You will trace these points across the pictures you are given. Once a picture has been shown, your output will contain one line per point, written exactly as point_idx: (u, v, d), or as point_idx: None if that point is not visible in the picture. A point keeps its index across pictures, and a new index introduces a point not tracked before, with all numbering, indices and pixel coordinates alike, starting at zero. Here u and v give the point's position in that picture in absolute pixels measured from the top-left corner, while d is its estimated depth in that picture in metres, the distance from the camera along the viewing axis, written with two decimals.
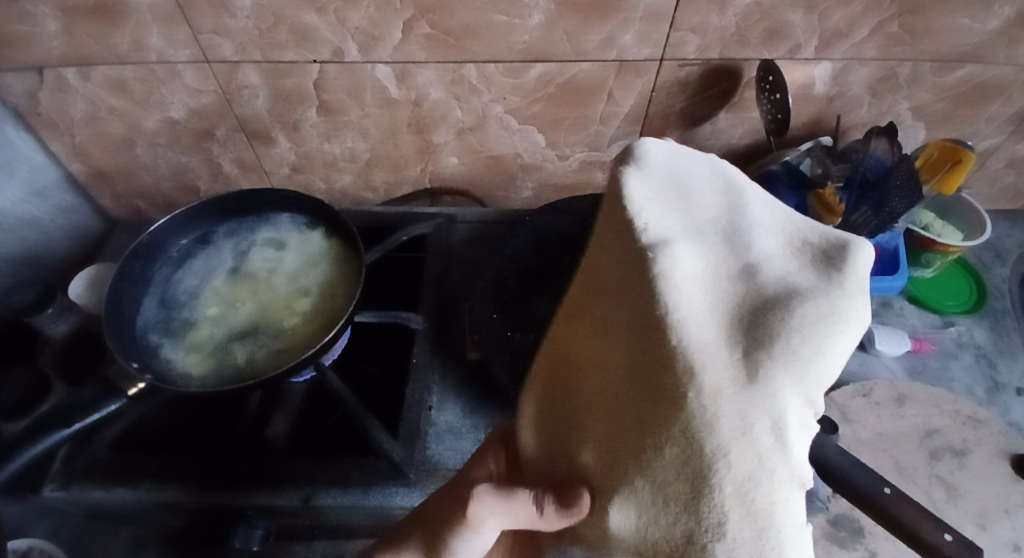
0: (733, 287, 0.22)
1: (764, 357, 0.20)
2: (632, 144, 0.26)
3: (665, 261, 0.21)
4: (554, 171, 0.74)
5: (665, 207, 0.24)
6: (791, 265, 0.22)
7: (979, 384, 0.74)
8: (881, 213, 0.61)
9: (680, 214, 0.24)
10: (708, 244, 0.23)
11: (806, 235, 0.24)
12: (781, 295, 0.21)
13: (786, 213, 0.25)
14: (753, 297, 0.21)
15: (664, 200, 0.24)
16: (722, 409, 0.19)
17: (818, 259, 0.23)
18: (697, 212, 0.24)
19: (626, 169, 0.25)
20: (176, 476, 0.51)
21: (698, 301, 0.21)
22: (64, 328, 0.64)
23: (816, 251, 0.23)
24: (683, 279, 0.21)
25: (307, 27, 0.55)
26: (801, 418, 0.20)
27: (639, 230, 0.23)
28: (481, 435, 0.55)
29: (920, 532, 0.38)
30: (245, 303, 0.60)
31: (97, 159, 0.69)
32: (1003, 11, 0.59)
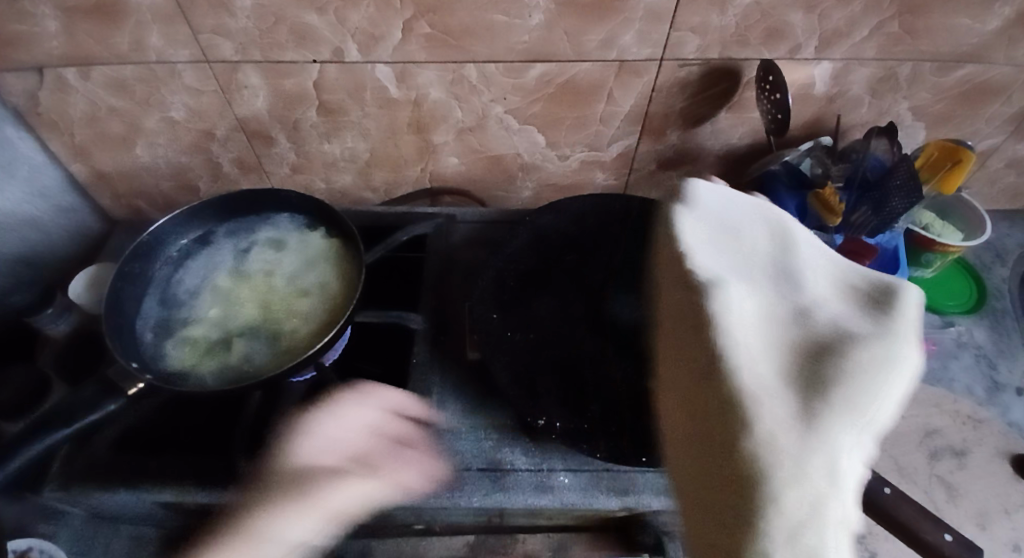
0: (789, 323, 0.33)
1: (822, 396, 0.29)
2: (686, 190, 0.42)
3: (728, 301, 0.33)
4: (554, 171, 0.74)
5: (716, 247, 0.38)
6: (848, 312, 0.33)
7: (979, 384, 0.74)
8: (881, 213, 0.62)
9: (728, 256, 0.38)
10: (756, 292, 0.36)
11: (860, 289, 0.35)
12: (834, 332, 0.31)
13: (840, 276, 0.36)
14: (811, 331, 0.32)
15: (713, 240, 0.39)
16: (787, 425, 0.28)
17: (870, 307, 0.33)
18: (747, 265, 0.38)
19: (680, 210, 0.40)
20: (176, 475, 0.51)
21: (754, 332, 0.32)
22: (64, 328, 0.64)
23: (869, 302, 0.34)
24: (742, 315, 0.33)
25: (308, 27, 0.55)
26: (855, 442, 0.28)
27: (697, 268, 0.36)
28: (481, 434, 0.55)
29: (920, 532, 0.39)
30: (245, 303, 0.60)
31: (97, 159, 0.69)
32: (1003, 11, 0.59)
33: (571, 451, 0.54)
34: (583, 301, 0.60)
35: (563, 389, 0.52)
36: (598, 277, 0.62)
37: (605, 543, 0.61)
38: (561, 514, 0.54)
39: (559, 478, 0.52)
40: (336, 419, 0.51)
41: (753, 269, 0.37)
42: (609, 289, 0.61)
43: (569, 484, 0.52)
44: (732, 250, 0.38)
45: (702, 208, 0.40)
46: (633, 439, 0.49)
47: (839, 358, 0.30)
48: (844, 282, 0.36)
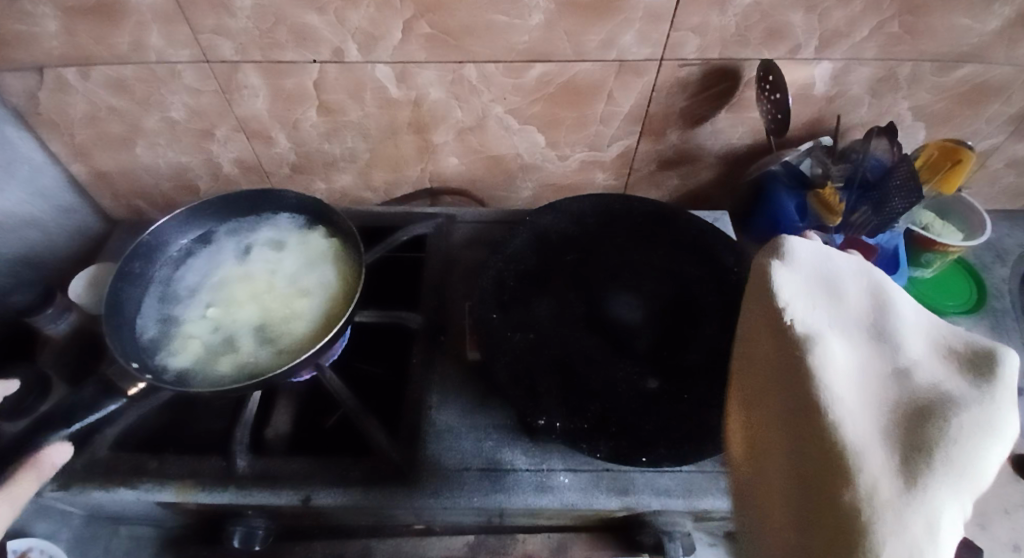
0: (885, 386, 0.27)
1: (922, 465, 0.24)
2: (781, 242, 0.34)
3: (818, 357, 0.28)
4: (554, 171, 0.74)
5: (812, 301, 0.31)
6: (941, 371, 0.27)
7: None
8: (882, 213, 0.61)
9: (824, 309, 0.31)
10: (847, 341, 0.30)
11: (951, 343, 0.29)
12: (933, 397, 0.26)
13: (936, 324, 0.30)
14: (907, 397, 0.26)
15: (810, 293, 0.32)
16: (882, 498, 0.23)
17: (967, 365, 0.27)
18: (840, 308, 0.31)
19: (775, 263, 0.33)
20: (176, 475, 0.51)
21: (848, 391, 0.27)
22: (64, 328, 0.64)
23: (965, 358, 0.28)
24: (838, 373, 0.28)
25: (308, 27, 0.55)
26: (954, 522, 0.23)
27: (791, 322, 0.30)
28: (482, 434, 0.55)
29: None
30: (246, 304, 0.60)
31: (97, 159, 0.69)
32: (1003, 11, 0.59)
33: (571, 451, 0.54)
34: (583, 301, 0.60)
35: (563, 388, 0.52)
36: (598, 277, 0.62)
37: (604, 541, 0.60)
38: (559, 514, 0.54)
39: (558, 478, 0.52)
40: None
41: (847, 316, 0.31)
42: (609, 289, 0.61)
43: (569, 484, 0.52)
44: (830, 298, 0.31)
45: (795, 246, 0.33)
46: (631, 438, 0.49)
47: (945, 424, 0.24)
48: (942, 331, 0.30)
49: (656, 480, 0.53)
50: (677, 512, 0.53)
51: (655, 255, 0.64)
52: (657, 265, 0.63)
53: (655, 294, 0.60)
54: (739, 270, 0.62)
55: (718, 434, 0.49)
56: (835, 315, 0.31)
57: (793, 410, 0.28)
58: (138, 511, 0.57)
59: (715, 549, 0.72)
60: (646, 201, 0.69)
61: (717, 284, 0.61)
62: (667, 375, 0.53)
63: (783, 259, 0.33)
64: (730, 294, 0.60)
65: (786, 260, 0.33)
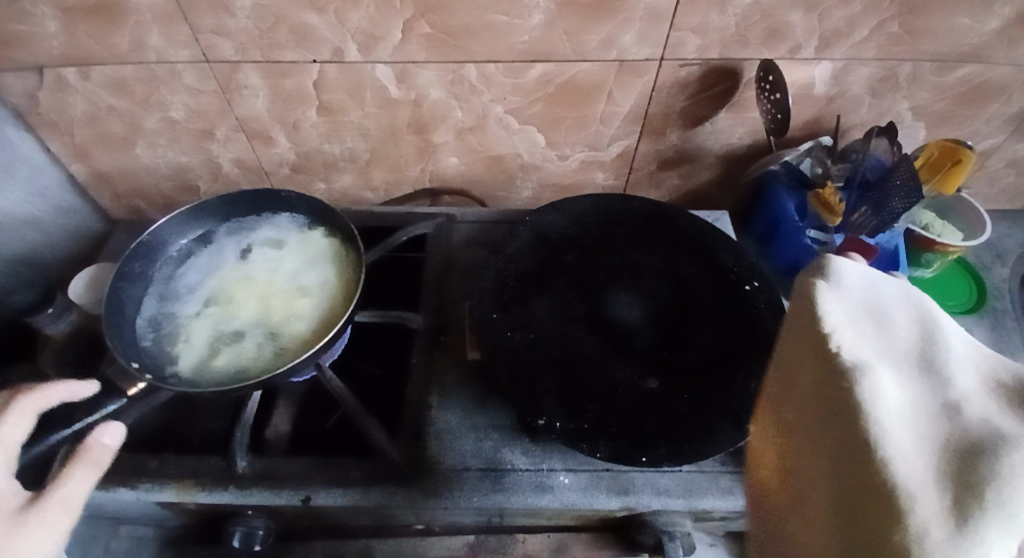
0: (937, 426, 0.21)
1: (976, 504, 0.18)
2: (825, 261, 0.29)
3: (866, 389, 0.23)
4: (554, 171, 0.74)
5: (858, 328, 0.26)
6: (991, 407, 0.22)
7: None
8: (882, 213, 0.61)
9: (875, 338, 0.25)
10: (895, 370, 0.24)
11: (998, 375, 0.24)
12: (988, 432, 0.20)
13: (987, 352, 0.25)
14: (961, 433, 0.21)
15: (858, 321, 0.26)
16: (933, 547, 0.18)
17: (1014, 402, 0.22)
18: (899, 338, 0.25)
19: (821, 284, 0.27)
20: (176, 474, 0.51)
21: (904, 432, 0.21)
22: (64, 328, 0.64)
23: (1011, 394, 0.23)
24: (886, 409, 0.22)
25: (308, 27, 0.55)
26: None
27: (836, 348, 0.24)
28: (482, 434, 0.55)
29: None
30: (245, 304, 0.60)
31: (97, 159, 0.69)
32: (1003, 11, 0.59)
33: (572, 451, 0.54)
34: (583, 302, 0.60)
35: (563, 388, 0.53)
36: (598, 277, 0.62)
37: (604, 541, 0.60)
38: (559, 514, 0.54)
39: (558, 478, 0.52)
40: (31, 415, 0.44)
41: (895, 344, 0.25)
42: (609, 289, 0.61)
43: (569, 484, 0.52)
44: (875, 322, 0.26)
45: (840, 265, 0.28)
46: (631, 438, 0.49)
47: (1002, 462, 0.19)
48: (989, 361, 0.24)
49: (656, 480, 0.53)
50: (678, 512, 0.53)
51: (655, 255, 0.64)
52: (657, 265, 0.63)
53: (656, 294, 0.60)
54: (739, 270, 0.62)
55: (718, 432, 0.49)
56: (882, 343, 0.25)
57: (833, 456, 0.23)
58: (139, 511, 0.58)
59: (715, 549, 0.72)
60: (646, 201, 0.69)
61: (717, 285, 0.61)
62: (667, 375, 0.53)
63: (828, 280, 0.27)
64: (730, 294, 0.60)
65: (831, 280, 0.27)
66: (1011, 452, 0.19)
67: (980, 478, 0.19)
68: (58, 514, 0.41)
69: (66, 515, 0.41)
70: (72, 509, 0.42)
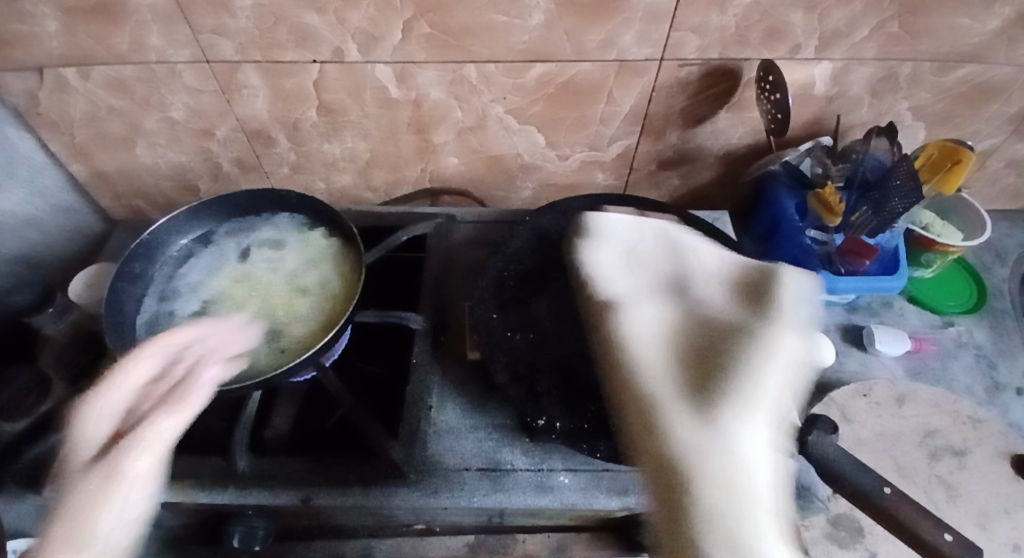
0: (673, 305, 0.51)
1: (722, 410, 0.42)
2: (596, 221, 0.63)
3: (630, 320, 0.50)
4: (554, 171, 0.74)
5: (635, 270, 0.56)
6: (716, 298, 0.52)
7: (979, 384, 0.75)
8: (881, 213, 0.62)
9: (647, 275, 0.56)
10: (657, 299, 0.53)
11: (733, 276, 0.54)
12: (713, 323, 0.48)
13: (730, 263, 0.56)
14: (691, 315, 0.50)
15: (635, 264, 0.57)
16: (689, 429, 0.41)
17: (754, 293, 0.51)
18: (659, 279, 0.55)
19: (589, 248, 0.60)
20: (175, 474, 0.51)
21: (652, 324, 0.49)
22: (63, 327, 0.64)
23: (753, 290, 0.51)
24: (638, 315, 0.50)
25: (308, 27, 0.55)
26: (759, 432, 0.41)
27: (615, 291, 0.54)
28: (482, 433, 0.55)
29: (921, 533, 0.45)
30: (245, 303, 0.60)
31: (97, 159, 0.69)
32: (1002, 11, 0.59)
33: (572, 451, 0.54)
34: None
35: (563, 388, 0.53)
36: None
37: (603, 540, 0.60)
38: (559, 514, 0.54)
39: (558, 478, 0.52)
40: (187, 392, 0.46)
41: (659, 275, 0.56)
42: None
43: (569, 484, 0.52)
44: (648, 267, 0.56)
45: (602, 224, 0.62)
46: None
47: (744, 357, 0.44)
48: (725, 268, 0.56)
49: None
50: None
51: None
52: None
53: None
54: None
55: None
56: (649, 277, 0.56)
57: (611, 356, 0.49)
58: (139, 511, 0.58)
59: None
60: (647, 201, 0.69)
61: None
62: None
63: (597, 243, 0.60)
64: None
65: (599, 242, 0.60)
66: (738, 344, 0.45)
67: (723, 360, 0.45)
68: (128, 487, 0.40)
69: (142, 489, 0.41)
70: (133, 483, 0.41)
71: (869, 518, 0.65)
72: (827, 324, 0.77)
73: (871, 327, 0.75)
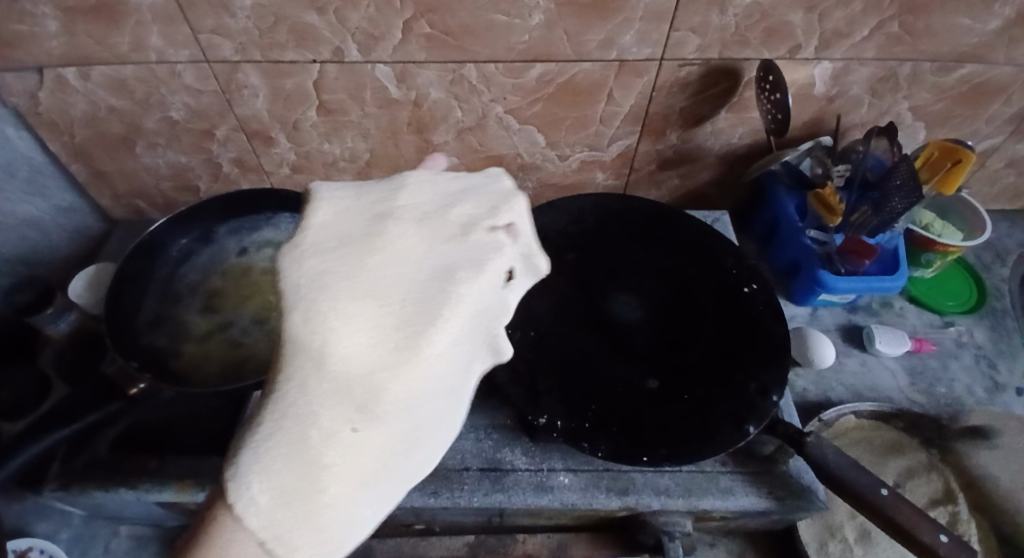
0: (443, 249, 0.38)
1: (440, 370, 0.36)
2: (317, 194, 0.40)
3: (456, 288, 0.36)
4: (554, 171, 0.75)
5: (359, 242, 0.37)
6: (446, 216, 0.40)
7: (980, 384, 0.74)
8: (881, 213, 0.61)
9: (367, 248, 0.37)
10: (415, 231, 0.39)
11: (412, 201, 0.41)
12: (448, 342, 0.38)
13: (350, 208, 0.39)
14: (441, 258, 0.38)
15: (352, 232, 0.38)
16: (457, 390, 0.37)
17: (432, 215, 0.40)
18: (376, 213, 0.39)
19: (319, 199, 0.39)
20: (175, 473, 0.53)
21: (415, 277, 0.37)
22: (64, 328, 0.64)
23: (424, 212, 0.40)
24: (453, 295, 0.36)
25: (307, 27, 0.54)
26: (377, 379, 0.34)
27: (426, 253, 0.38)
28: (481, 435, 0.56)
29: (919, 534, 0.45)
30: (249, 303, 0.63)
31: (96, 159, 0.68)
32: (1003, 11, 0.59)
33: (572, 451, 0.55)
34: (584, 301, 0.60)
35: (563, 388, 0.53)
36: (598, 277, 0.62)
37: (604, 542, 0.61)
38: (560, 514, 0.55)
39: (558, 478, 0.53)
40: (387, 249, 0.37)
41: (370, 244, 0.37)
42: (609, 289, 0.61)
43: (569, 484, 0.53)
44: (375, 232, 0.38)
45: (319, 193, 0.40)
46: (632, 438, 0.50)
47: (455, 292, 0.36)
48: (413, 204, 0.41)
49: (656, 480, 0.53)
50: (678, 511, 0.54)
51: (654, 253, 0.64)
52: (658, 266, 0.63)
53: (653, 293, 0.61)
54: (738, 270, 0.62)
55: (717, 433, 0.49)
56: (384, 245, 0.38)
57: (394, 327, 0.35)
58: (130, 509, 0.59)
59: (714, 549, 0.72)
60: (646, 201, 0.68)
61: (716, 284, 0.61)
62: (666, 375, 0.54)
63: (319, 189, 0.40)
64: (730, 294, 0.60)
65: (322, 196, 0.39)
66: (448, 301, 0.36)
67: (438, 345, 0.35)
68: (392, 238, 0.38)
69: (402, 235, 0.38)
70: (396, 245, 0.38)
71: (883, 534, 0.64)
72: (826, 324, 0.76)
73: (872, 327, 0.75)
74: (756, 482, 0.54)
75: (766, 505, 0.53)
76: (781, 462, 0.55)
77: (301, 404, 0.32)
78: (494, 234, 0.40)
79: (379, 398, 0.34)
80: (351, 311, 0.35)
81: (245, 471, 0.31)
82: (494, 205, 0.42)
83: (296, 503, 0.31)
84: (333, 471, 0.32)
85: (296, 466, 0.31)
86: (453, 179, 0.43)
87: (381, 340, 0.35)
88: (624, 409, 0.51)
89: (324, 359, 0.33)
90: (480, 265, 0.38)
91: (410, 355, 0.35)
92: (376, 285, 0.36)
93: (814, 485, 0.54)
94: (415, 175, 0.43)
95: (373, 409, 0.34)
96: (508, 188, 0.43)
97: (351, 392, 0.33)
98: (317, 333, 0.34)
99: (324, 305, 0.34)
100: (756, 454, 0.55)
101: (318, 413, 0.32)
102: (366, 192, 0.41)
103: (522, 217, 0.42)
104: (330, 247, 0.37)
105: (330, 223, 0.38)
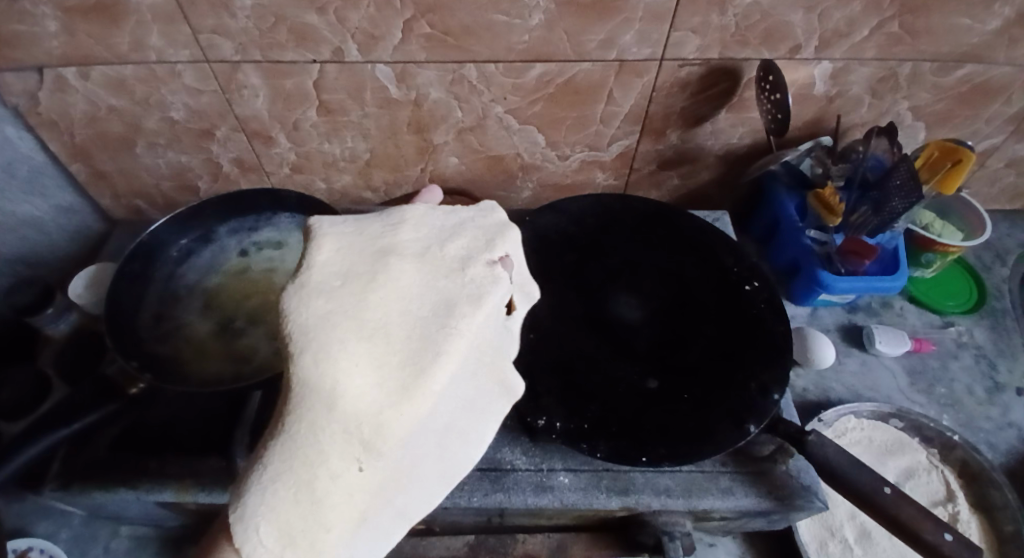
0: (444, 285, 0.38)
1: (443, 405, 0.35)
2: (319, 229, 0.39)
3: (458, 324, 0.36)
4: (554, 171, 0.75)
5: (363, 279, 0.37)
6: (445, 250, 0.40)
7: (979, 384, 0.75)
8: (881, 213, 0.61)
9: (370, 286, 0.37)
10: (416, 267, 0.39)
11: (411, 235, 0.40)
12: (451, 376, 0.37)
13: (351, 243, 0.39)
14: (442, 292, 0.38)
15: (354, 269, 0.37)
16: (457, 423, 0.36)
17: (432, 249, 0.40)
18: (378, 248, 0.39)
19: (320, 235, 0.38)
20: (176, 473, 0.53)
21: (418, 315, 0.37)
22: (63, 328, 0.64)
23: (424, 246, 0.40)
24: (454, 332, 0.36)
25: (307, 27, 0.54)
26: (381, 420, 0.33)
27: (427, 288, 0.38)
28: None
29: (921, 532, 0.45)
30: (249, 303, 0.63)
31: (96, 159, 0.68)
32: (1003, 11, 0.58)
33: (572, 451, 0.55)
34: (583, 302, 0.60)
35: (563, 388, 0.53)
36: (598, 278, 0.62)
37: (604, 542, 0.61)
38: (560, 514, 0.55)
39: (558, 478, 0.53)
40: (390, 287, 0.37)
41: (372, 281, 0.37)
42: (609, 289, 0.61)
43: (569, 484, 0.53)
44: (378, 268, 0.38)
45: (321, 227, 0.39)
46: (632, 438, 0.50)
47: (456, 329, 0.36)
48: (413, 237, 0.40)
49: (656, 480, 0.53)
50: (678, 511, 0.54)
51: (655, 254, 0.64)
52: (659, 267, 0.63)
53: (652, 293, 0.61)
54: (739, 270, 0.62)
55: (718, 432, 0.49)
56: (387, 282, 0.37)
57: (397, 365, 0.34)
58: (129, 510, 0.59)
59: (714, 549, 0.72)
60: (646, 200, 0.68)
61: (716, 284, 0.61)
62: (667, 374, 0.54)
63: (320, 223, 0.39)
64: (731, 293, 0.60)
65: (323, 232, 0.39)
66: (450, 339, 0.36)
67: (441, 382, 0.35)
68: (395, 274, 0.37)
69: (405, 272, 0.38)
70: (399, 280, 0.37)
71: (881, 533, 0.65)
72: (826, 324, 0.76)
73: (873, 327, 0.75)
74: (756, 482, 0.54)
75: (765, 505, 0.53)
76: (781, 462, 0.54)
77: (309, 446, 0.31)
78: (492, 268, 0.40)
79: (381, 440, 0.33)
80: (354, 352, 0.34)
81: (249, 515, 0.30)
82: (490, 239, 0.42)
83: (301, 542, 0.30)
84: (337, 512, 0.32)
85: (300, 508, 0.31)
86: (447, 213, 0.43)
87: (384, 380, 0.34)
88: (625, 408, 0.52)
89: (334, 400, 0.33)
90: (480, 300, 0.38)
91: (411, 394, 0.34)
92: (380, 323, 0.36)
93: (814, 485, 0.54)
94: (415, 210, 0.42)
95: (375, 449, 0.33)
96: (503, 220, 0.43)
97: (358, 431, 0.33)
98: (327, 374, 0.33)
99: (332, 345, 0.34)
100: (756, 454, 0.55)
101: (324, 453, 0.32)
102: (368, 226, 0.40)
103: (515, 248, 0.42)
104: (335, 285, 0.36)
105: (331, 259, 0.37)
